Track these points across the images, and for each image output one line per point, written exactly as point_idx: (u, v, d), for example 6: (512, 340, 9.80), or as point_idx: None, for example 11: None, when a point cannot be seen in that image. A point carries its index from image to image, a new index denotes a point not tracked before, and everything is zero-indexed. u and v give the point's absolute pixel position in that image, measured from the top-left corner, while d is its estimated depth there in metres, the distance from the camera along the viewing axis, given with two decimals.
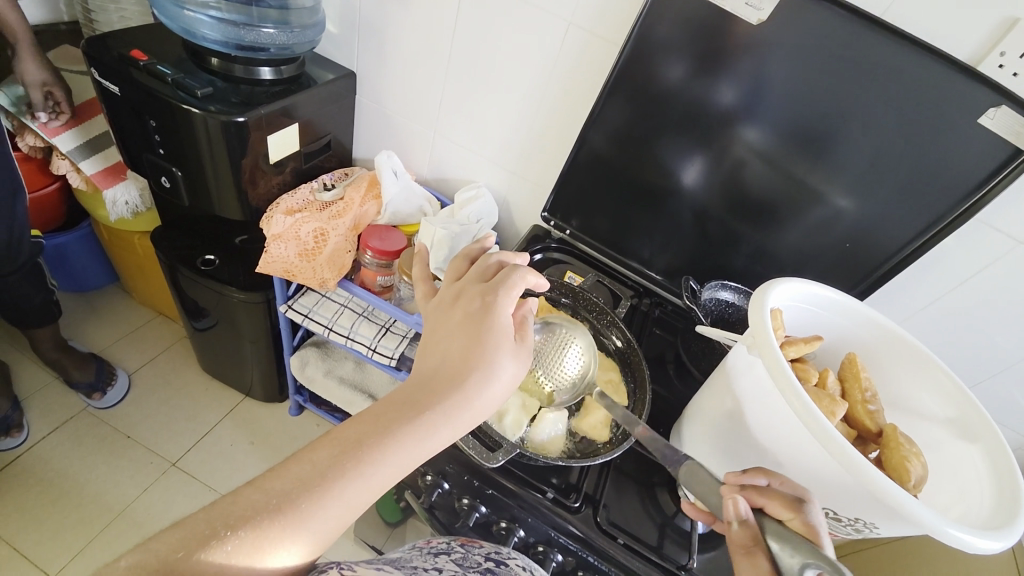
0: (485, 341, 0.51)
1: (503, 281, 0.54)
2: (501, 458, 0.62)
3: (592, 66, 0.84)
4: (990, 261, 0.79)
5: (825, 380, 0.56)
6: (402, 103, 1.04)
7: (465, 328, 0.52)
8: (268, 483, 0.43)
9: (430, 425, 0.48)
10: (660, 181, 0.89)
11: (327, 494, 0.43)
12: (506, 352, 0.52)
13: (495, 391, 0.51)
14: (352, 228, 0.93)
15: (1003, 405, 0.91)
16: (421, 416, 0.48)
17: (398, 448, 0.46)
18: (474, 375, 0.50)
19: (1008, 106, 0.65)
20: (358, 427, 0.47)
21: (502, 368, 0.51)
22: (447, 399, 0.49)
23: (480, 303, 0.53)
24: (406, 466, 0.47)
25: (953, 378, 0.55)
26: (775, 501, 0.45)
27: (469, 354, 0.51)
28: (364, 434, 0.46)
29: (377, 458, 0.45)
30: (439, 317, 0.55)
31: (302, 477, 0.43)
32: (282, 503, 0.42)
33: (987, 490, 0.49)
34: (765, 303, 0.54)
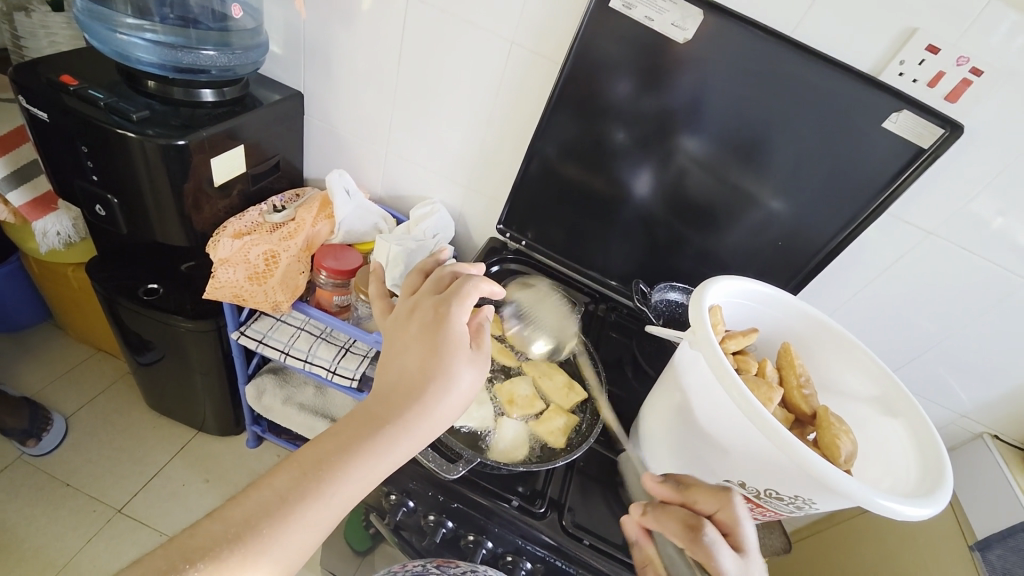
0: (441, 350, 0.51)
1: (457, 292, 0.54)
2: (461, 469, 0.62)
3: (537, 82, 0.87)
4: (906, 251, 0.86)
5: (763, 369, 0.60)
6: (353, 123, 1.04)
7: (421, 339, 0.52)
8: (229, 510, 0.42)
9: (390, 438, 0.48)
10: (610, 191, 0.92)
11: (287, 518, 0.42)
12: (463, 361, 0.52)
13: (455, 398, 0.51)
14: (305, 248, 0.91)
15: (929, 383, 1.01)
16: (381, 429, 0.48)
17: (356, 466, 0.46)
18: (433, 384, 0.50)
19: (908, 110, 0.72)
20: (317, 447, 0.47)
21: (463, 375, 0.51)
22: (406, 410, 0.49)
23: (434, 314, 0.53)
24: (370, 480, 0.47)
25: (876, 359, 0.59)
26: (669, 522, 0.47)
27: (426, 365, 0.51)
28: (324, 454, 0.46)
29: (336, 478, 0.45)
30: (397, 331, 0.54)
31: (259, 505, 0.42)
32: (245, 529, 0.41)
33: (913, 459, 0.53)
34: (703, 301, 0.57)
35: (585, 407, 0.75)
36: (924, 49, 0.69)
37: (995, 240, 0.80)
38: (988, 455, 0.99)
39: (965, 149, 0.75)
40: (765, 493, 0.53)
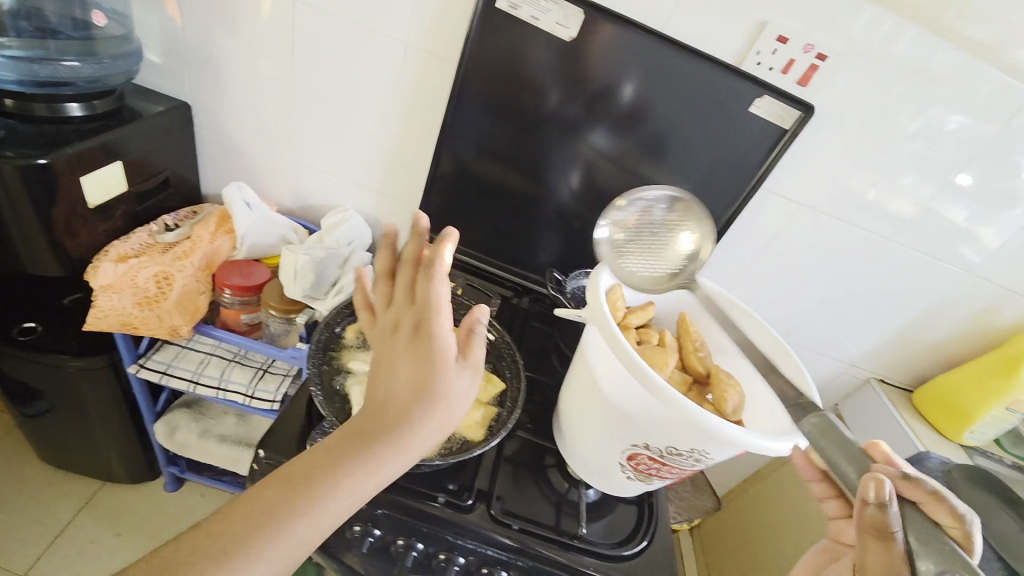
0: (423, 360, 0.41)
1: (431, 301, 0.43)
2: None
3: (436, 83, 0.87)
4: (786, 221, 0.96)
5: (663, 338, 0.65)
6: (251, 133, 0.99)
7: (404, 349, 0.42)
8: (201, 535, 0.37)
9: (367, 467, 0.40)
10: (520, 185, 0.95)
11: (249, 564, 0.36)
12: (455, 369, 0.42)
13: (457, 412, 0.42)
14: (204, 267, 0.85)
15: (822, 340, 1.12)
16: (348, 459, 0.40)
17: (316, 504, 0.39)
18: (416, 399, 0.40)
19: (769, 95, 0.80)
20: (264, 490, 0.39)
21: (453, 385, 0.41)
22: (383, 432, 0.40)
23: (411, 323, 0.43)
24: (365, 501, 0.40)
25: (757, 319, 0.66)
26: (934, 502, 0.43)
27: (418, 380, 0.41)
28: (269, 497, 0.39)
29: (286, 525, 0.37)
30: (381, 341, 0.45)
31: (174, 564, 0.35)
32: (224, 552, 0.36)
33: (791, 400, 0.59)
34: (599, 280, 0.61)
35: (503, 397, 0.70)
36: (775, 40, 0.77)
37: (855, 206, 0.92)
38: (875, 397, 1.13)
39: (822, 128, 0.84)
40: (667, 451, 0.56)
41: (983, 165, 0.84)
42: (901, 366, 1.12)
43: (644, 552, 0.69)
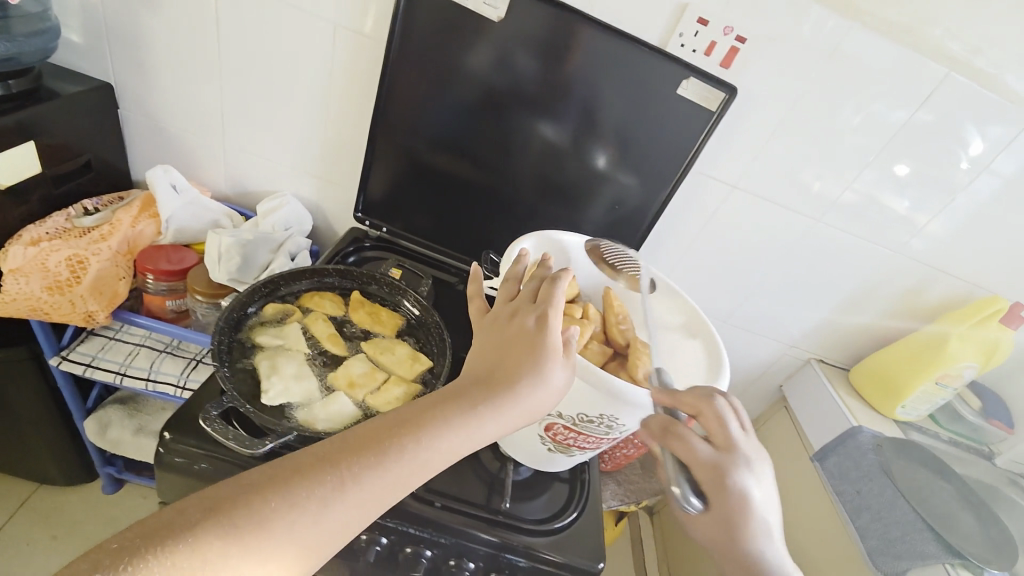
0: (535, 352, 0.48)
1: (551, 300, 0.50)
2: (269, 444, 0.54)
3: (369, 64, 0.86)
4: (722, 203, 0.98)
5: (586, 312, 0.65)
6: (181, 116, 0.96)
7: (518, 343, 0.49)
8: (312, 455, 0.44)
9: (471, 431, 0.47)
10: (459, 169, 0.94)
11: (347, 489, 0.43)
12: (555, 368, 0.48)
13: (545, 395, 0.49)
14: (123, 251, 0.83)
15: (763, 322, 1.15)
16: (457, 417, 0.46)
17: (426, 449, 0.45)
18: (521, 381, 0.48)
19: (695, 78, 0.81)
20: (380, 427, 0.46)
21: (554, 378, 0.49)
22: (489, 403, 0.47)
23: (539, 317, 0.50)
24: (452, 455, 0.46)
25: (679, 292, 0.68)
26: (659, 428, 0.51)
27: (521, 362, 0.48)
28: (387, 431, 0.46)
29: (398, 459, 0.44)
30: (495, 332, 0.52)
31: (304, 470, 0.43)
32: (329, 473, 0.43)
33: (704, 368, 0.61)
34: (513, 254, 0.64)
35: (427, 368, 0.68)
36: (696, 22, 0.79)
37: (784, 188, 0.94)
38: (815, 377, 1.16)
39: (751, 111, 0.86)
40: (579, 418, 0.57)
41: (916, 154, 0.88)
42: (838, 346, 1.16)
43: (573, 525, 0.69)
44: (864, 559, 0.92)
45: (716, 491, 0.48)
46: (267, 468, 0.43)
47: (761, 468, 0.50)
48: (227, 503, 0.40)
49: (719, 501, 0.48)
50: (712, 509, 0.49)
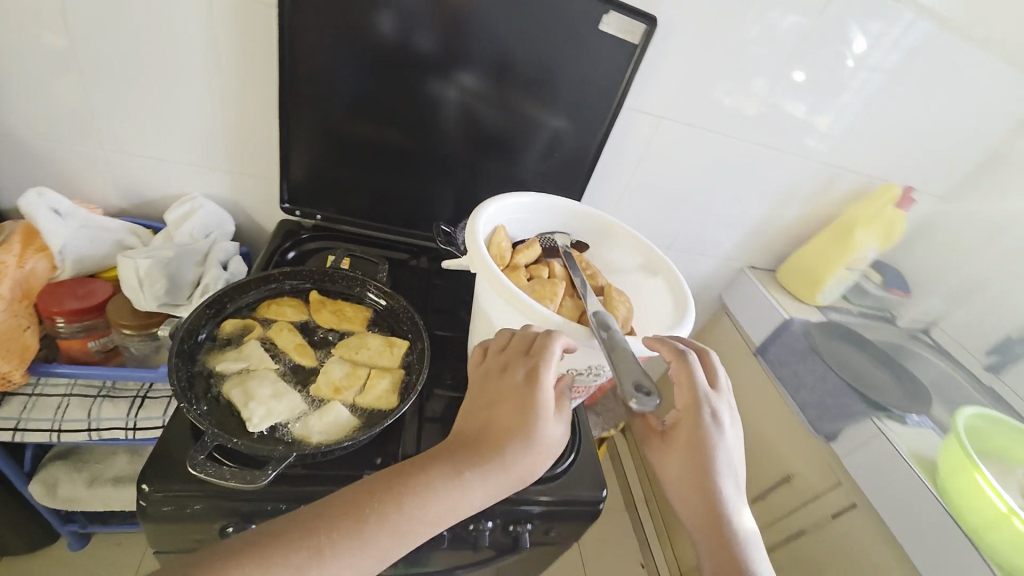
0: (524, 409, 0.49)
1: (547, 352, 0.50)
2: (272, 473, 0.52)
3: (261, 33, 0.76)
4: (654, 135, 1.00)
5: (553, 270, 0.66)
6: (36, 123, 0.80)
7: (511, 399, 0.49)
8: (292, 521, 0.43)
9: (456, 497, 0.46)
10: (389, 139, 0.88)
11: (330, 556, 0.42)
12: (545, 425, 0.49)
13: (539, 456, 0.49)
14: (18, 297, 0.72)
15: (701, 242, 1.23)
16: (445, 485, 0.46)
17: (412, 517, 0.45)
18: (511, 441, 0.48)
19: (613, 11, 0.79)
20: (366, 489, 0.46)
21: (546, 436, 0.49)
22: (477, 466, 0.47)
23: (529, 372, 0.50)
24: (437, 523, 0.46)
25: (636, 235, 0.70)
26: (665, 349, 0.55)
27: (511, 422, 0.49)
28: (372, 493, 0.45)
29: (383, 523, 0.44)
30: (485, 389, 0.52)
31: (283, 537, 0.42)
32: (311, 539, 0.42)
33: (668, 303, 0.65)
34: (478, 227, 0.61)
35: (409, 355, 0.68)
36: None
37: (708, 111, 0.98)
38: (748, 281, 1.28)
39: (670, 39, 0.87)
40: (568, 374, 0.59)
41: (814, 61, 0.93)
42: (765, 251, 1.28)
43: (572, 466, 0.74)
44: (805, 426, 1.08)
45: (684, 418, 0.55)
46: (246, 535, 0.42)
47: (731, 421, 0.55)
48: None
49: (686, 433, 0.54)
50: (679, 439, 0.55)
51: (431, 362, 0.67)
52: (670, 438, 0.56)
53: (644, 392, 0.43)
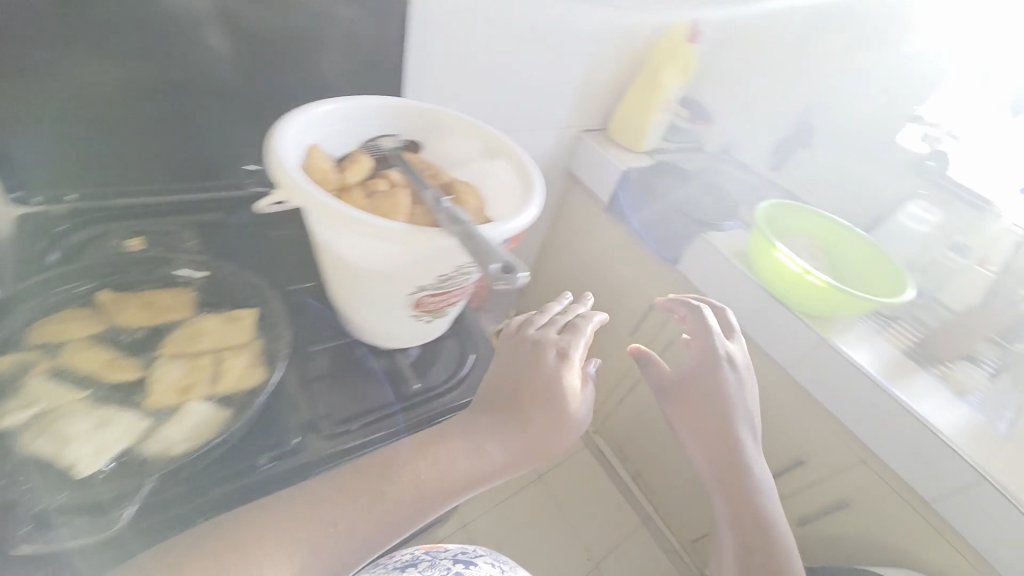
0: (554, 384, 0.60)
1: (582, 328, 0.65)
2: (139, 504, 0.47)
3: None
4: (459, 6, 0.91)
5: (392, 178, 0.60)
6: None
7: (539, 375, 0.60)
8: (337, 484, 0.53)
9: (490, 458, 0.57)
10: (128, 70, 0.65)
11: (369, 507, 0.52)
12: (575, 397, 0.60)
13: (563, 432, 0.60)
14: None
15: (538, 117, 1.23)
16: (493, 446, 0.58)
17: (460, 475, 0.56)
18: (536, 413, 0.59)
19: None
20: (432, 448, 0.57)
21: (574, 414, 0.60)
22: (507, 425, 0.58)
23: (559, 353, 0.62)
24: (467, 480, 0.56)
25: (471, 122, 0.66)
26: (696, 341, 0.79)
27: (540, 390, 0.60)
28: (434, 451, 0.56)
29: (438, 477, 0.55)
30: (516, 355, 0.63)
31: (361, 484, 0.53)
32: (359, 493, 0.53)
33: (518, 183, 0.63)
34: (282, 144, 0.52)
35: (259, 324, 0.61)
36: None
37: None
38: (587, 147, 1.34)
39: None
40: (438, 281, 0.57)
41: None
42: (595, 111, 1.33)
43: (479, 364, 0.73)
44: (658, 260, 1.25)
45: (702, 369, 0.76)
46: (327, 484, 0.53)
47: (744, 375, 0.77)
48: (278, 516, 0.50)
49: (706, 379, 0.76)
50: (697, 386, 0.76)
51: (287, 322, 0.62)
52: (686, 392, 0.76)
53: (507, 270, 0.44)
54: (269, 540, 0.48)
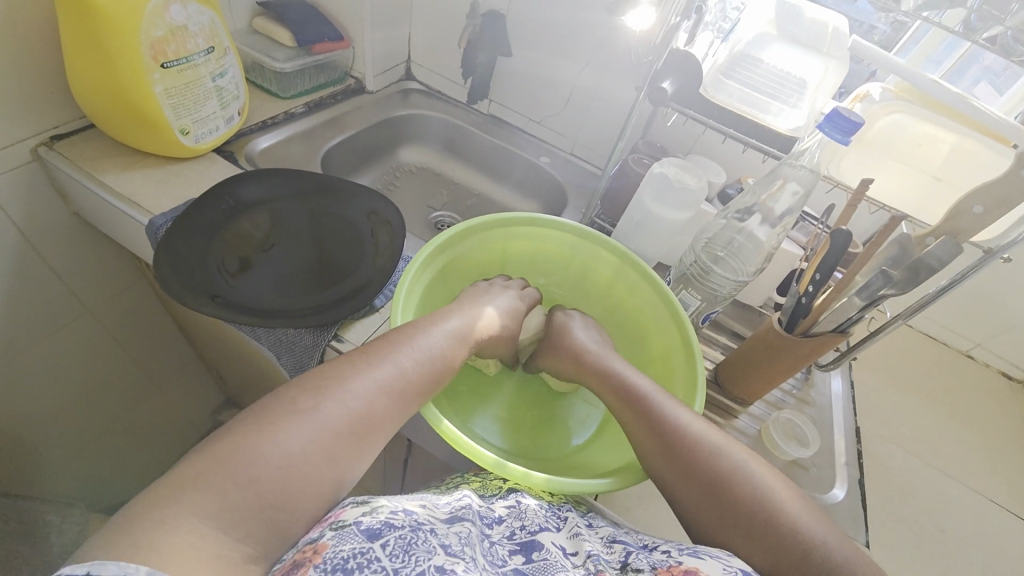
0: (474, 308, 0.54)
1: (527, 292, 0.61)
2: None
3: None
4: None
5: None
6: None
7: (450, 309, 0.53)
8: (249, 413, 0.37)
9: (403, 371, 0.43)
10: None
11: (285, 431, 0.36)
12: (484, 321, 0.54)
13: (471, 329, 0.52)
14: None
15: None
16: (451, 342, 0.49)
17: (426, 364, 0.45)
18: (447, 315, 0.51)
19: None
20: (371, 348, 0.44)
21: (483, 321, 0.54)
22: (434, 317, 0.50)
23: (499, 301, 0.57)
24: (391, 398, 0.42)
25: None
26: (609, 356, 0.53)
27: (457, 320, 0.51)
28: (386, 347, 0.44)
29: (358, 403, 0.40)
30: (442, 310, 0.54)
31: (320, 382, 0.40)
32: (277, 411, 0.37)
33: None
34: None
35: None
36: None
37: None
38: (62, 175, 0.61)
39: None
40: None
41: None
42: (44, 102, 0.59)
43: None
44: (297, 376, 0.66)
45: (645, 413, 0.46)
46: (213, 441, 0.35)
47: (722, 347, 0.65)
48: (239, 430, 0.36)
49: (645, 417, 0.45)
50: (657, 425, 0.44)
51: None
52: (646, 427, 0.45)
53: None
54: (236, 453, 0.34)
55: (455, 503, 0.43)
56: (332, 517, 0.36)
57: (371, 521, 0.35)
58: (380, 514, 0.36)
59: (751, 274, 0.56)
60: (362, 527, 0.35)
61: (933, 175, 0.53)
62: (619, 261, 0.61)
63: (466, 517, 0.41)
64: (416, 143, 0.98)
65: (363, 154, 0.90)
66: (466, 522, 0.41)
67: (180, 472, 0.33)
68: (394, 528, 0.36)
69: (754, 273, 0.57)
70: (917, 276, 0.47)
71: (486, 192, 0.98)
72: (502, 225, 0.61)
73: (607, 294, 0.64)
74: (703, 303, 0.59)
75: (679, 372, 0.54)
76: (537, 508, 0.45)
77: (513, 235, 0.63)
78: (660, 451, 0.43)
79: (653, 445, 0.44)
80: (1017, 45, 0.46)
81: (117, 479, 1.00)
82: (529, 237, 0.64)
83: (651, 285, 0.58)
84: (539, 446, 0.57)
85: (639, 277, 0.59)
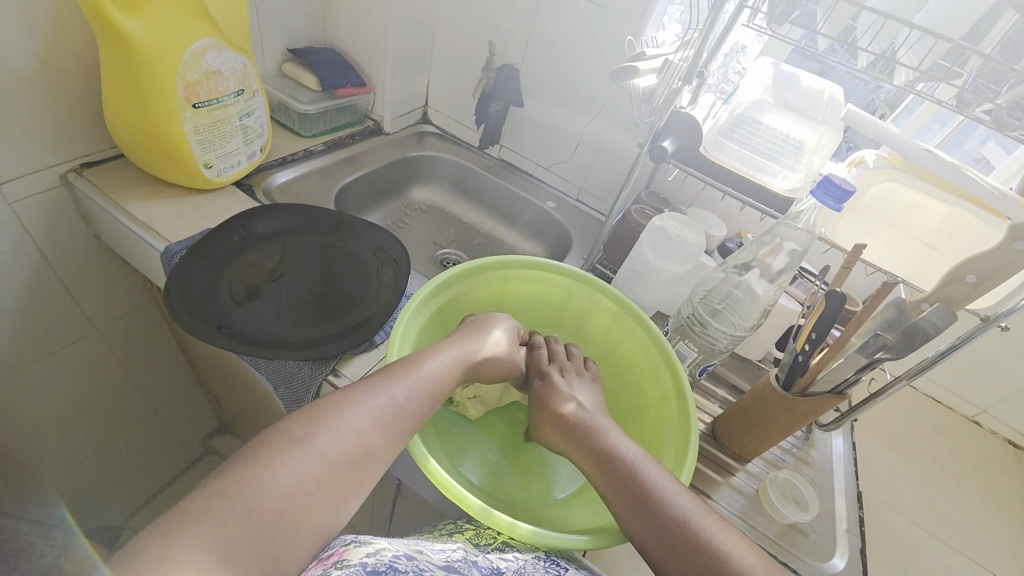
0: (468, 339, 0.54)
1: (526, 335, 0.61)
2: None
3: None
4: None
5: None
6: None
7: (446, 340, 0.52)
8: (249, 448, 0.37)
9: (397, 401, 0.44)
10: None
11: (281, 464, 0.36)
12: (479, 353, 0.53)
13: (468, 362, 0.52)
14: None
15: None
16: (453, 376, 0.50)
17: (424, 395, 0.46)
18: (439, 346, 0.51)
19: None
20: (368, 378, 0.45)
21: (478, 352, 0.53)
22: (430, 348, 0.50)
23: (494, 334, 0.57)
24: (383, 428, 0.42)
25: None
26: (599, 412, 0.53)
27: (453, 353, 0.51)
28: (383, 377, 0.45)
29: (354, 434, 0.40)
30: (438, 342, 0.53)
31: (316, 413, 0.40)
32: (275, 443, 0.38)
33: None
34: None
35: None
36: None
37: None
38: (87, 200, 0.64)
39: None
40: None
41: None
42: (78, 132, 0.63)
43: None
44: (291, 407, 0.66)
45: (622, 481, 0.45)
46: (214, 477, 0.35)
47: (722, 401, 0.64)
48: (238, 466, 0.36)
49: (623, 486, 0.45)
50: (634, 493, 0.44)
51: None
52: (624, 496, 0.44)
53: None
54: (235, 489, 0.34)
55: (450, 553, 0.42)
56: (336, 557, 0.36)
57: (376, 563, 0.35)
58: (384, 555, 0.36)
59: (748, 329, 0.56)
60: (367, 569, 0.35)
61: (927, 242, 0.55)
62: (617, 307, 0.61)
63: (462, 570, 0.40)
64: (427, 182, 1.01)
65: (376, 191, 0.93)
66: (461, 574, 0.39)
67: (183, 504, 0.33)
68: (398, 571, 0.35)
69: (751, 328, 0.57)
70: (913, 340, 0.47)
71: (492, 232, 1.00)
72: (503, 265, 0.63)
73: (605, 340, 0.65)
74: (699, 355, 0.59)
75: (673, 424, 0.54)
76: (533, 560, 0.44)
77: (512, 275, 0.64)
78: (637, 519, 0.42)
79: (630, 514, 0.43)
80: (1007, 121, 0.45)
81: (105, 502, 0.98)
82: (528, 278, 0.65)
83: (649, 335, 0.59)
84: (529, 492, 0.56)
85: (635, 324, 0.60)
